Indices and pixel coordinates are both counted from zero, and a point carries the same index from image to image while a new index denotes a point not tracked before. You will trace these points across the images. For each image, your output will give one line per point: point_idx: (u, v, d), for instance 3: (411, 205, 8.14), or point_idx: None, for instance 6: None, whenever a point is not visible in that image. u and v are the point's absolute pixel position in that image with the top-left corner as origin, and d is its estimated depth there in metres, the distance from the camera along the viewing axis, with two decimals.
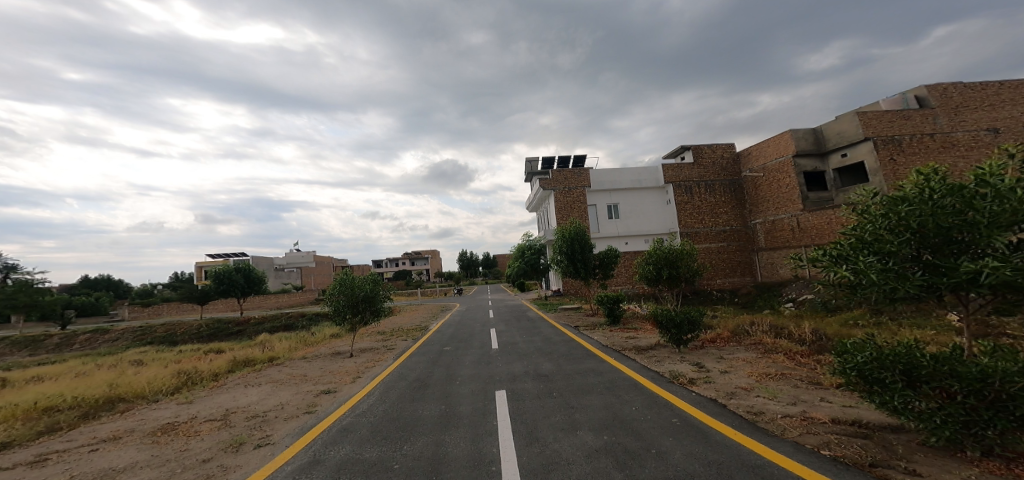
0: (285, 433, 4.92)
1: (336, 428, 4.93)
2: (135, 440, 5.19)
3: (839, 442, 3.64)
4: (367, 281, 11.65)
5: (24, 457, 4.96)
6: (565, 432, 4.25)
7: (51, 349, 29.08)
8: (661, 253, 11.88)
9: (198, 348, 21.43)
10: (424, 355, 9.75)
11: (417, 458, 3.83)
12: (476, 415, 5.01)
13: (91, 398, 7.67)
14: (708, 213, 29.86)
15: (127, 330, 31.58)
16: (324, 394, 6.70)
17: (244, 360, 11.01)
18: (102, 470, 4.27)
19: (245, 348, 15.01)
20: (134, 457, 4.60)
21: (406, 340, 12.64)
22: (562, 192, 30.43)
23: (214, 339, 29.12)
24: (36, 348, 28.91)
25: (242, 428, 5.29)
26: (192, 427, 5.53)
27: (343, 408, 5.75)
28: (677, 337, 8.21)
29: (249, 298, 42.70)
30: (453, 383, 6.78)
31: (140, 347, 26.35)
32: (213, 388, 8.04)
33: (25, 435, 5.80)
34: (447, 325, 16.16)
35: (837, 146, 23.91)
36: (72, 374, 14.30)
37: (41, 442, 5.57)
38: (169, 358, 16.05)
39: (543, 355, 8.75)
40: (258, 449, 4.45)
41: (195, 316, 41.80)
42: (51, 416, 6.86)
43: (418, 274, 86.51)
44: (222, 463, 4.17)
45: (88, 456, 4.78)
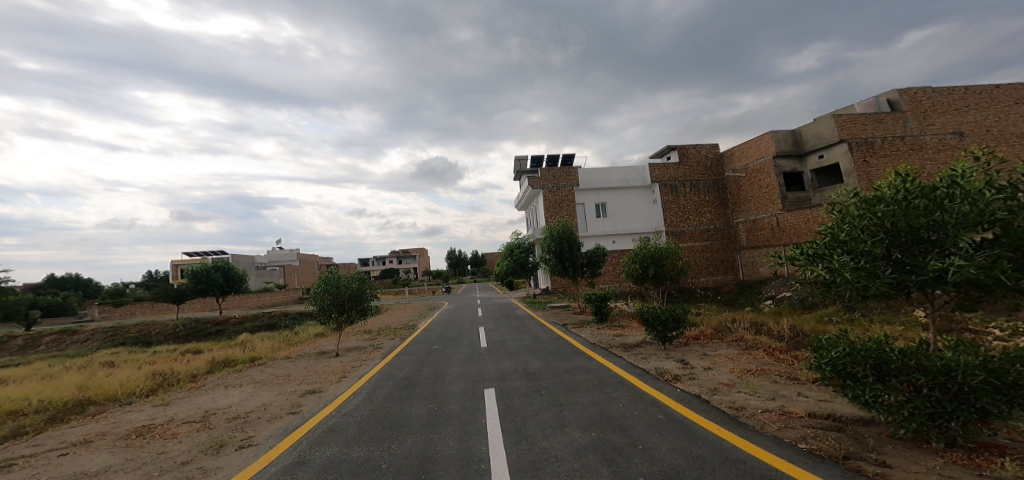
0: (268, 434, 4.83)
1: (321, 428, 4.86)
2: (109, 444, 5.02)
3: (815, 435, 3.75)
4: (353, 280, 11.46)
5: None
6: (554, 429, 4.27)
7: (16, 351, 27.86)
8: (647, 251, 12.03)
9: (175, 349, 20.88)
10: (411, 354, 9.69)
11: (405, 457, 3.82)
12: (464, 413, 5.00)
13: (59, 402, 7.36)
14: (692, 212, 30.41)
15: (98, 331, 30.41)
16: (309, 394, 6.60)
17: (224, 361, 10.75)
18: (74, 474, 4.13)
19: (225, 349, 14.66)
20: (108, 460, 4.46)
21: (393, 339, 12.54)
22: (550, 191, 30.56)
23: (192, 339, 28.30)
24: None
25: (223, 430, 5.16)
26: (169, 430, 5.37)
27: (328, 408, 5.67)
28: (663, 334, 8.33)
29: (228, 298, 41.65)
30: (441, 382, 6.74)
31: (113, 348, 25.48)
32: (190, 389, 7.81)
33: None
34: (435, 324, 16.09)
35: (814, 148, 24.62)
36: (41, 376, 13.73)
37: (7, 447, 5.33)
38: (144, 360, 15.51)
39: (531, 353, 8.77)
40: (240, 451, 4.36)
41: (171, 315, 40.57)
42: (16, 420, 6.58)
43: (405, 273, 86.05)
44: (202, 465, 4.07)
45: (58, 460, 4.61)
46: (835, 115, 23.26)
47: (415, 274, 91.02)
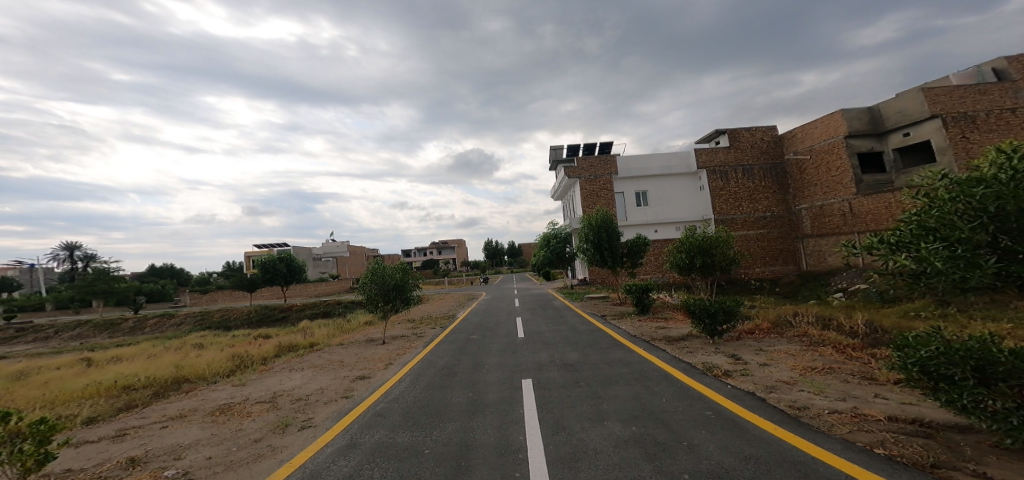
0: (325, 416, 5.22)
1: (370, 413, 5.16)
2: (198, 419, 5.65)
3: (896, 441, 3.43)
4: (398, 270, 11.97)
5: (108, 431, 5.53)
6: (592, 421, 4.23)
7: (127, 331, 32.18)
8: (694, 241, 11.44)
9: (247, 333, 23.05)
10: (451, 343, 9.98)
11: (445, 444, 3.96)
12: (502, 403, 5.10)
13: (161, 379, 8.40)
14: (747, 199, 28.51)
15: (189, 315, 34.19)
16: (359, 379, 7.02)
17: (287, 346, 11.67)
18: (171, 445, 4.71)
19: (289, 335, 15.97)
20: (197, 434, 5.03)
21: (434, 328, 12.95)
22: (586, 180, 29.82)
23: (262, 324, 31.10)
24: (114, 331, 32.13)
25: (288, 411, 5.64)
26: (245, 408, 5.96)
27: (377, 394, 6.01)
28: (711, 327, 7.93)
29: (290, 287, 45.17)
30: (479, 371, 6.89)
31: (200, 332, 28.63)
32: (262, 371, 8.59)
33: (109, 411, 6.48)
34: (473, 314, 16.41)
35: (897, 125, 22.17)
36: (137, 357, 15.62)
37: (121, 418, 6.17)
38: (225, 342, 17.30)
39: (568, 344, 8.69)
40: (302, 431, 4.74)
41: (245, 302, 44.77)
42: (129, 394, 7.59)
43: (445, 264, 88.59)
44: (271, 443, 4.47)
45: (159, 432, 5.26)
46: (924, 88, 20.66)
47: (454, 264, 93.04)
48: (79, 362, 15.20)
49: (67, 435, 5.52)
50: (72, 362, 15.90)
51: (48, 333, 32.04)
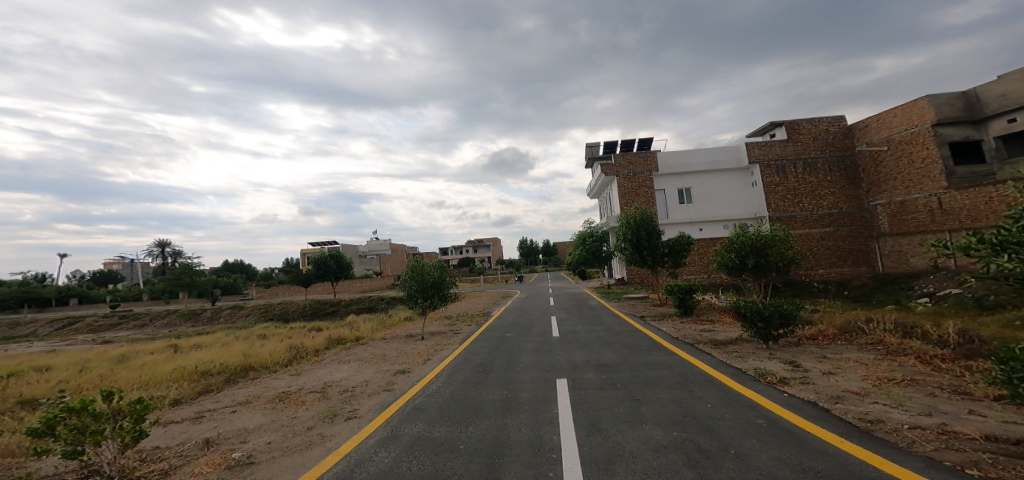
0: (369, 408, 5.46)
1: (409, 406, 5.32)
2: (261, 405, 6.12)
3: (993, 463, 3.06)
4: (435, 268, 12.27)
5: (189, 412, 6.13)
6: (629, 425, 4.12)
7: (207, 319, 35.56)
8: (746, 240, 10.81)
9: (303, 325, 24.63)
10: (486, 340, 10.09)
11: (480, 440, 4.01)
12: (536, 402, 5.08)
13: (232, 366, 9.20)
14: (809, 195, 26.67)
15: (255, 307, 37.08)
16: (400, 373, 7.27)
17: (335, 339, 12.31)
18: (239, 429, 5.14)
19: (338, 328, 16.90)
20: (260, 419, 5.44)
21: (470, 325, 13.16)
22: (625, 178, 29.03)
23: (316, 317, 33.06)
24: (197, 319, 35.64)
25: (336, 401, 5.95)
26: (301, 397, 6.37)
27: (416, 388, 6.20)
28: (765, 331, 7.48)
29: (339, 283, 47.67)
30: (513, 370, 6.91)
31: (264, 323, 30.98)
32: (315, 362, 9.15)
33: (191, 394, 7.18)
34: (508, 312, 16.49)
35: (1000, 111, 19.85)
36: (212, 345, 17.12)
37: (200, 400, 6.81)
38: (285, 334, 18.63)
39: (605, 345, 8.51)
40: (348, 421, 4.99)
41: (301, 296, 47.81)
42: (207, 379, 8.39)
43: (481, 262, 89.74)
44: (321, 431, 4.75)
45: (229, 415, 5.76)
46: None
47: (490, 263, 93.92)
48: (167, 349, 16.89)
49: (159, 414, 6.19)
50: (164, 347, 17.80)
51: (144, 320, 35.95)
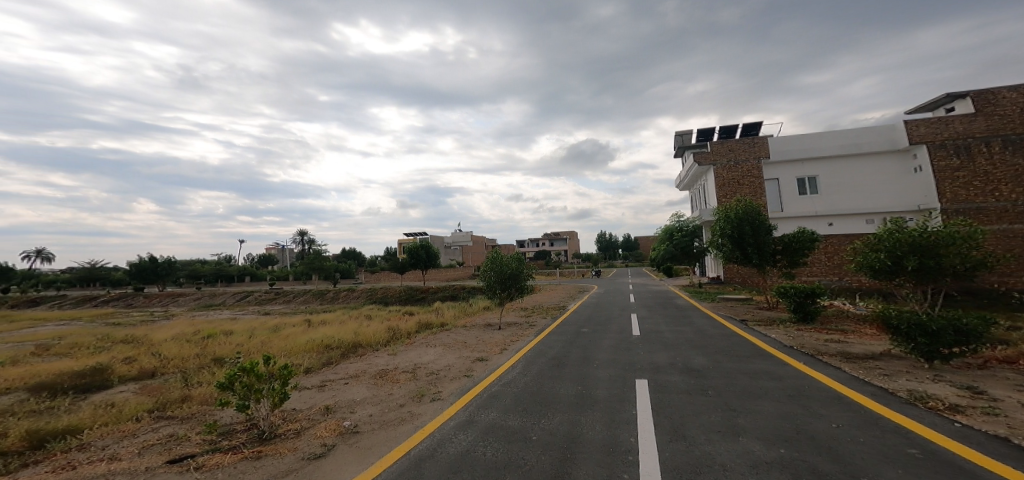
0: (450, 391, 5.81)
1: (486, 393, 5.55)
2: (366, 380, 6.88)
3: None
4: (513, 260, 12.49)
5: (313, 381, 7.16)
6: (722, 435, 3.80)
7: (330, 298, 41.06)
8: (909, 239, 8.43)
9: (398, 309, 27.01)
10: (561, 334, 10.05)
11: (552, 433, 4.03)
12: (613, 400, 4.94)
13: (345, 342, 10.48)
14: (1011, 181, 20.43)
15: (364, 290, 41.66)
16: (478, 361, 7.60)
17: (424, 323, 13.26)
18: (349, 400, 5.86)
19: (425, 314, 18.25)
20: (364, 393, 6.13)
21: (545, 318, 13.23)
22: (723, 167, 26.39)
23: (408, 302, 36.03)
24: (325, 297, 41.46)
25: (423, 382, 6.44)
26: (396, 375, 7.03)
27: (492, 376, 6.44)
28: (929, 349, 6.23)
29: (427, 271, 51.25)
30: (589, 366, 6.80)
31: (367, 305, 34.64)
32: (408, 344, 10.01)
33: (318, 364, 8.35)
34: (585, 307, 16.23)
35: None
36: (335, 322, 19.69)
37: (322, 371, 7.91)
38: (383, 316, 20.68)
39: (695, 348, 7.94)
40: (432, 402, 5.37)
41: (396, 282, 52.40)
42: (328, 352, 9.70)
43: (557, 255, 89.37)
44: (411, 409, 5.18)
45: (341, 387, 6.58)
46: None
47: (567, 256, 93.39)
48: (302, 323, 19.84)
49: (296, 380, 7.30)
50: (299, 322, 21.02)
51: (291, 297, 42.59)
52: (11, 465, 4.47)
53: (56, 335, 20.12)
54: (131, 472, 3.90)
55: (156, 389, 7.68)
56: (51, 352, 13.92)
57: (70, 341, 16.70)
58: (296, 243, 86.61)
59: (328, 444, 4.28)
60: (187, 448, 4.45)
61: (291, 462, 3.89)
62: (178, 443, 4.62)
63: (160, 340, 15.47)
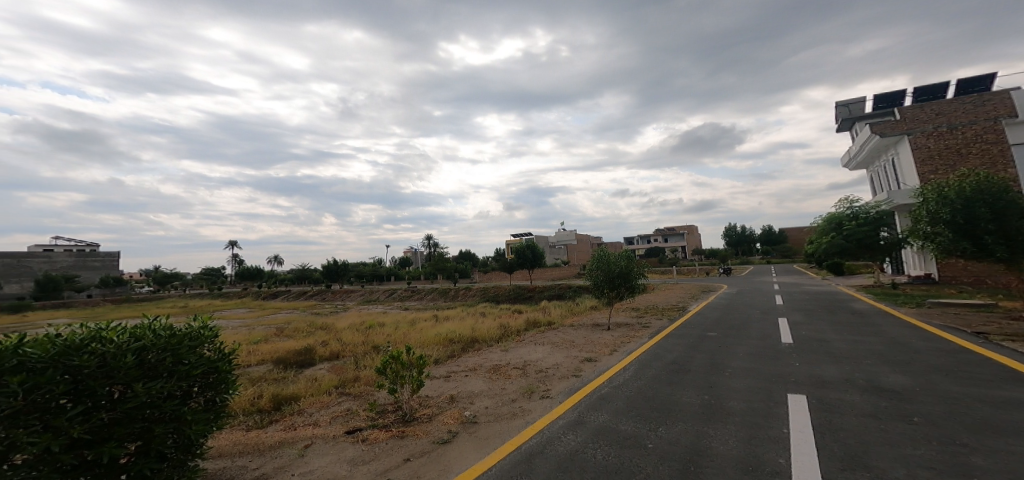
0: (559, 390, 5.83)
1: (595, 394, 5.43)
2: (482, 374, 7.32)
3: None
4: (622, 258, 12.01)
5: (440, 371, 7.89)
6: (939, 474, 3.05)
7: (450, 296, 45.01)
8: None
9: (510, 307, 28.29)
10: (682, 337, 9.29)
11: (672, 443, 3.76)
12: (752, 415, 4.40)
13: (464, 337, 11.37)
14: None
15: (477, 289, 44.65)
16: (586, 361, 7.47)
17: (532, 322, 13.63)
18: (468, 391, 6.32)
19: (533, 312, 18.76)
20: (480, 386, 6.56)
21: (661, 319, 12.38)
22: (927, 135, 20.92)
23: (517, 300, 37.39)
24: (446, 295, 45.61)
25: (532, 379, 6.59)
26: (507, 371, 7.35)
27: (603, 377, 6.28)
28: None
29: (535, 270, 52.58)
30: (720, 374, 6.15)
31: (481, 303, 37.04)
32: (517, 341, 10.39)
33: (445, 356, 9.23)
34: (709, 308, 14.74)
35: None
36: (455, 318, 21.51)
37: (447, 363, 8.67)
38: (495, 313, 21.96)
39: (885, 364, 6.49)
40: (541, 400, 5.46)
41: (505, 281, 54.88)
42: (451, 345, 10.63)
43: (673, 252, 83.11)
44: (521, 405, 5.36)
45: (460, 379, 7.12)
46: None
47: (682, 253, 86.09)
48: (429, 318, 22.25)
49: (429, 370, 8.20)
50: (426, 317, 23.60)
51: (422, 295, 48.00)
52: (261, 421, 5.84)
53: (277, 321, 26.36)
54: (325, 437, 4.80)
55: (341, 368, 9.39)
56: (280, 333, 18.33)
57: (284, 326, 21.54)
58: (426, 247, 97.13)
59: (453, 431, 4.68)
60: (357, 422, 5.32)
61: (425, 445, 4.35)
62: (351, 418, 5.53)
63: (338, 328, 18.95)
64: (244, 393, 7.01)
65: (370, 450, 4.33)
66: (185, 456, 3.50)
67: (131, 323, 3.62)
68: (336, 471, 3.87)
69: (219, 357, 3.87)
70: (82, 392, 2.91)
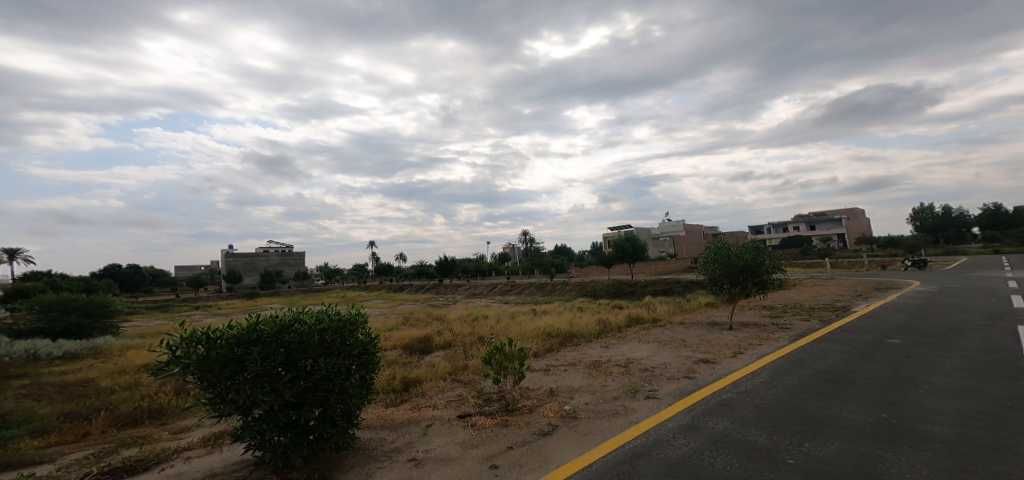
0: (668, 391, 5.50)
1: (714, 399, 5.00)
2: (582, 369, 7.25)
3: None
4: (748, 250, 10.67)
5: (541, 364, 8.03)
6: None
7: (547, 291, 45.56)
8: None
9: (610, 302, 27.45)
10: (845, 343, 7.93)
11: (821, 461, 3.29)
12: (953, 442, 3.60)
13: (562, 332, 11.42)
14: None
15: (574, 284, 44.29)
16: (703, 363, 6.90)
17: (635, 318, 13.04)
18: (568, 386, 6.33)
19: (638, 308, 17.97)
20: (579, 381, 6.51)
21: (806, 321, 10.75)
22: None
23: (619, 296, 36.06)
24: (543, 289, 46.25)
25: (637, 378, 6.33)
26: (609, 368, 7.16)
27: (723, 381, 5.74)
28: None
29: (637, 264, 50.26)
30: (894, 390, 5.14)
31: (579, 298, 36.69)
32: (619, 338, 10.07)
33: (544, 350, 9.38)
34: (878, 310, 12.18)
35: None
36: (553, 312, 21.74)
37: (546, 357, 8.76)
38: (594, 308, 21.61)
39: None
40: (647, 400, 5.21)
41: (605, 276, 53.42)
42: (551, 339, 10.74)
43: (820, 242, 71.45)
44: (624, 404, 5.19)
45: (561, 373, 7.16)
46: None
47: (842, 242, 72.99)
48: (528, 312, 22.84)
49: (530, 362, 8.41)
50: (525, 311, 24.22)
51: (517, 289, 49.53)
52: (394, 399, 6.65)
53: (404, 311, 29.94)
54: (438, 420, 5.25)
55: (452, 357, 10.15)
56: (405, 322, 20.60)
57: (409, 316, 24.18)
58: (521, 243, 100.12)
59: (552, 424, 4.74)
60: (466, 407, 5.72)
61: (525, 435, 4.48)
62: (460, 404, 5.96)
63: (449, 319, 20.59)
64: (381, 374, 7.99)
65: (477, 435, 4.62)
66: (350, 422, 4.18)
67: (316, 308, 4.48)
68: (450, 451, 4.22)
69: (369, 340, 4.40)
70: (291, 362, 3.73)
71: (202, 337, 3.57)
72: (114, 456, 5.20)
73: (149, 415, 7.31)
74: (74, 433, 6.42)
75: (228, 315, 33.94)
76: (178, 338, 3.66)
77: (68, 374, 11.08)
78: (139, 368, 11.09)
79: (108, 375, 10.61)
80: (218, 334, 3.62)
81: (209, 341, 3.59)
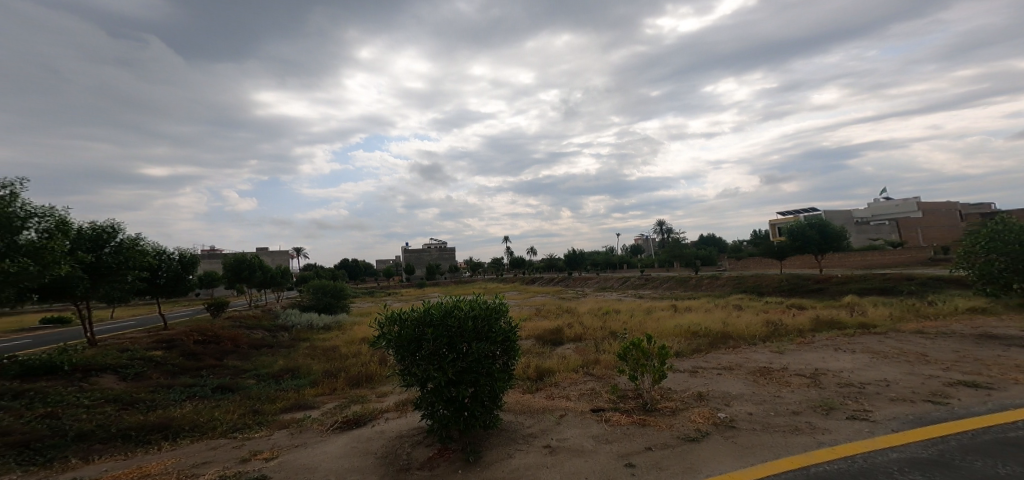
0: (888, 415, 4.48)
1: (985, 435, 3.82)
2: (742, 375, 6.42)
3: None
4: None
5: (687, 365, 7.40)
6: None
7: (694, 285, 41.54)
8: None
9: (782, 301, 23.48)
10: None
11: None
12: None
13: (713, 331, 10.34)
14: None
15: (728, 278, 39.32)
16: (966, 386, 5.34)
17: (827, 322, 10.83)
18: (723, 391, 5.67)
19: (831, 309, 14.87)
20: (739, 388, 5.77)
21: None
22: None
23: (794, 294, 30.40)
24: (690, 283, 42.28)
25: (834, 393, 5.31)
26: (784, 377, 6.16)
27: (1012, 414, 4.33)
28: None
29: (824, 256, 41.54)
30: None
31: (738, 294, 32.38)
32: (800, 344, 8.56)
33: (688, 350, 8.61)
34: None
35: None
36: (699, 310, 19.81)
37: (694, 357, 8.03)
38: (762, 307, 18.79)
39: None
40: (853, 422, 4.33)
41: (775, 270, 45.77)
42: (691, 339, 9.80)
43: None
44: (811, 421, 4.41)
45: (715, 377, 6.46)
46: None
47: None
48: (671, 308, 21.31)
49: (672, 362, 7.82)
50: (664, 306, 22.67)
51: (655, 283, 46.64)
52: (530, 387, 6.98)
53: (539, 303, 31.04)
54: (575, 411, 5.31)
55: (584, 350, 10.16)
56: (537, 313, 21.45)
57: (544, 308, 24.98)
58: (659, 234, 92.92)
59: (702, 431, 4.32)
60: (600, 402, 5.64)
61: (667, 438, 4.19)
62: (594, 397, 5.93)
63: (579, 312, 20.73)
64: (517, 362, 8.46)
65: (612, 431, 4.52)
66: (496, 405, 4.55)
67: (472, 297, 4.95)
68: (584, 443, 4.23)
69: (512, 328, 4.68)
70: (453, 344, 4.22)
71: (398, 316, 4.38)
72: (349, 409, 6.68)
73: (365, 378, 9.09)
74: (329, 386, 8.49)
75: (410, 300, 40.38)
76: (385, 316, 4.57)
77: (328, 340, 14.77)
78: (365, 340, 13.94)
79: (349, 343, 13.71)
80: (406, 315, 4.37)
81: (400, 321, 4.34)
